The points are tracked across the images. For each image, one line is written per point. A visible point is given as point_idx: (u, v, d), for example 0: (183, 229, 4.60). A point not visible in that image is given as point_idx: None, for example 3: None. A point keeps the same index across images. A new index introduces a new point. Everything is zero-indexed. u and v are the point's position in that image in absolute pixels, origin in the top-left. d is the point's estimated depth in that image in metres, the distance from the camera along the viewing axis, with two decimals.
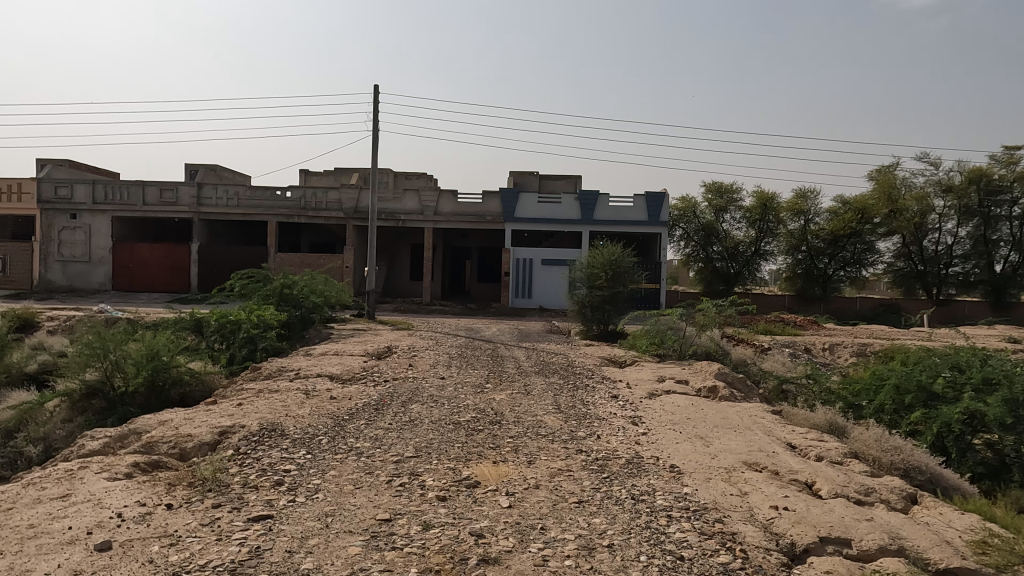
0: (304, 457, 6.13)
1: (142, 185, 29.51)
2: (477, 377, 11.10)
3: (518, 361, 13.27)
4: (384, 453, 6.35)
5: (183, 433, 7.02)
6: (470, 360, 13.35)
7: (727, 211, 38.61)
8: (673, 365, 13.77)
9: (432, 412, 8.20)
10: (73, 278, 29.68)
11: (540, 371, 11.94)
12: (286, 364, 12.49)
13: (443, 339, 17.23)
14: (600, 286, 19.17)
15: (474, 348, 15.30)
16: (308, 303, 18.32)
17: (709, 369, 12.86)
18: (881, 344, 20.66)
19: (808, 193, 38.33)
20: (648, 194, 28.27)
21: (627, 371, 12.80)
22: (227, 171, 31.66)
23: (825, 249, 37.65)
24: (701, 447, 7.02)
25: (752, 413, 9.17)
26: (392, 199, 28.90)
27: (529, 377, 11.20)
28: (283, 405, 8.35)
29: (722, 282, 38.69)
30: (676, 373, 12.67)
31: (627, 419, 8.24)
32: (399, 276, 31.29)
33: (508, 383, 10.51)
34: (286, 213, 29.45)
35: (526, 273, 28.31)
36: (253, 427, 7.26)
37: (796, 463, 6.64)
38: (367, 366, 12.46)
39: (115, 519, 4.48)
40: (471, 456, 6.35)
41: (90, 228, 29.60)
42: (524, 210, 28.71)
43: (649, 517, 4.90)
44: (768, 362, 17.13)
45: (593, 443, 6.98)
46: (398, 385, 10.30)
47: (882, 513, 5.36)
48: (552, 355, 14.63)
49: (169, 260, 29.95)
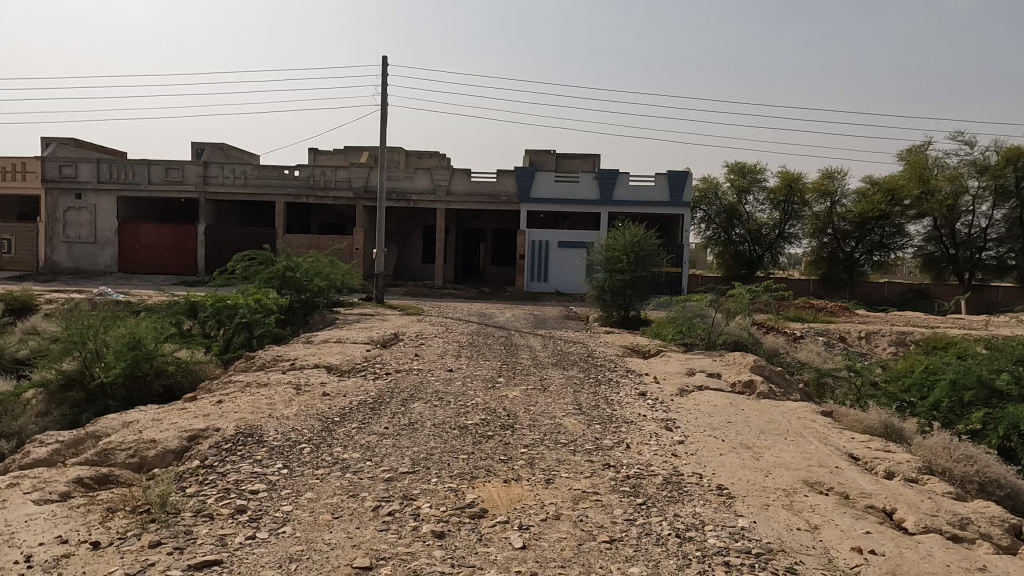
0: (279, 473, 5.13)
1: (147, 164, 28.75)
2: (488, 369, 10.04)
3: (533, 351, 12.24)
4: (374, 468, 5.34)
5: (146, 438, 6.07)
6: (481, 349, 12.27)
7: (750, 192, 37.05)
8: (702, 356, 12.62)
9: (435, 413, 7.16)
10: (79, 259, 29.08)
11: (558, 363, 10.85)
12: (282, 353, 11.52)
13: (454, 325, 16.20)
14: (621, 270, 18.05)
15: (486, 335, 14.27)
16: (312, 286, 17.39)
17: (743, 361, 11.71)
18: (922, 334, 19.28)
19: (834, 173, 36.61)
20: (670, 173, 26.94)
21: (653, 364, 11.67)
22: (234, 150, 30.75)
23: (852, 232, 36.09)
24: (750, 461, 5.92)
25: (800, 415, 8.04)
26: (403, 178, 27.83)
27: (545, 371, 10.12)
28: (268, 404, 7.39)
29: (744, 266, 37.20)
30: (707, 366, 11.52)
31: (659, 423, 7.16)
32: (411, 258, 30.31)
33: (522, 378, 9.43)
34: (294, 193, 28.58)
35: (541, 255, 27.17)
36: (227, 431, 6.28)
37: (867, 483, 5.52)
38: (369, 356, 11.44)
39: (19, 568, 3.51)
40: (477, 473, 5.31)
41: (95, 208, 28.95)
42: (540, 190, 27.52)
43: (699, 566, 3.83)
44: (802, 352, 15.88)
45: (623, 456, 5.91)
46: (401, 378, 9.27)
47: (994, 559, 4.24)
48: (570, 344, 13.56)
49: (175, 241, 29.21)
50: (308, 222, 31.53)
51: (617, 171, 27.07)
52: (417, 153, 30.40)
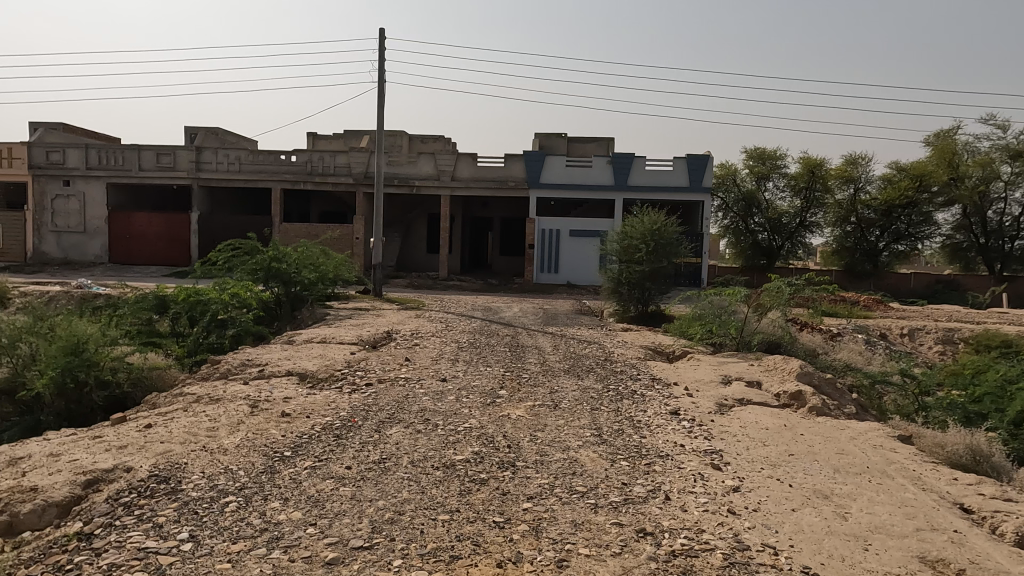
0: (176, 552, 3.61)
1: (137, 149, 27.36)
2: (488, 379, 8.47)
3: (543, 353, 10.71)
4: (316, 541, 3.80)
5: (26, 485, 4.57)
6: (483, 352, 10.70)
7: (769, 178, 35.13)
8: (736, 359, 11.00)
9: (416, 444, 5.62)
10: (68, 249, 27.84)
11: (571, 370, 9.28)
12: (254, 356, 10.02)
13: (455, 321, 14.64)
14: (640, 260, 16.48)
15: (490, 334, 12.73)
16: (301, 279, 15.87)
17: (786, 365, 10.07)
18: (970, 331, 17.52)
19: (858, 159, 34.58)
20: (690, 157, 25.20)
21: (681, 369, 10.07)
22: (229, 134, 29.26)
23: (878, 220, 34.03)
24: (836, 523, 4.32)
25: (877, 441, 6.42)
26: (406, 163, 26.24)
27: (556, 380, 8.54)
28: (208, 430, 5.89)
29: (764, 256, 35.44)
30: (744, 372, 9.92)
31: (704, 457, 5.58)
32: (415, 248, 28.83)
33: (528, 391, 7.85)
34: (292, 179, 27.14)
35: (552, 245, 25.57)
36: (137, 475, 4.76)
37: (1010, 562, 3.92)
38: (352, 360, 9.90)
39: None
40: (459, 548, 3.76)
41: (84, 196, 27.65)
42: (551, 175, 25.88)
43: None
44: (843, 353, 14.18)
45: (663, 515, 4.33)
46: (383, 390, 7.76)
47: None
48: (585, 344, 11.99)
49: (167, 230, 27.84)
50: (308, 210, 30.07)
51: (633, 155, 25.36)
52: (421, 137, 28.68)
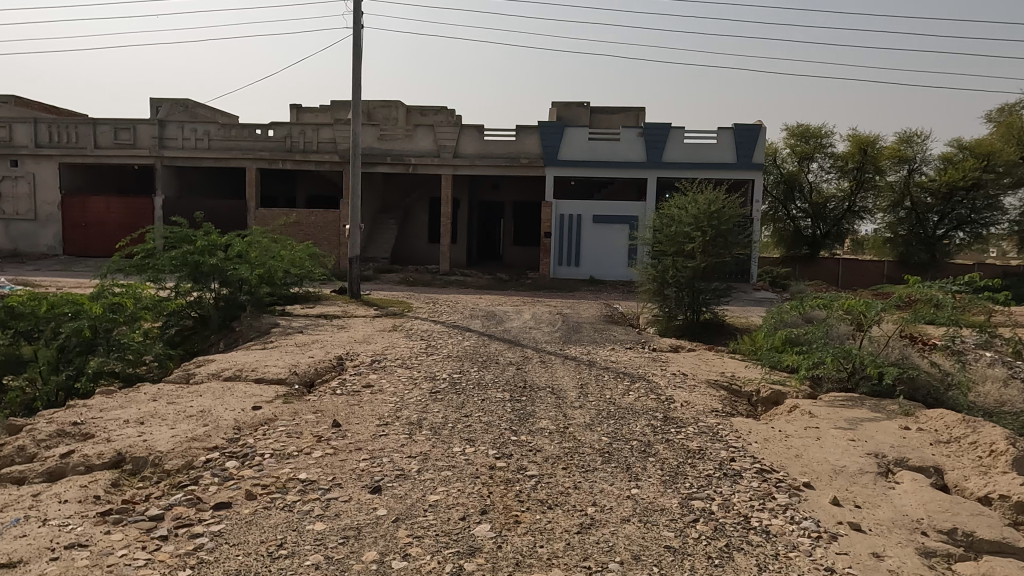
0: None
1: (92, 124, 23.66)
2: (465, 489, 4.46)
3: (559, 405, 6.68)
4: None
5: None
6: (469, 403, 6.71)
7: (813, 158, 30.45)
8: (873, 415, 6.87)
9: None
10: (19, 239, 24.42)
11: (614, 455, 5.23)
12: (91, 416, 6.10)
13: (438, 338, 10.68)
14: (691, 253, 12.42)
15: (484, 363, 8.74)
16: (240, 277, 11.96)
17: (974, 435, 5.91)
18: None
19: (913, 135, 29.36)
20: (737, 127, 20.95)
21: (798, 442, 5.96)
22: (202, 108, 25.54)
23: (936, 205, 28.96)
24: None
25: None
26: (401, 137, 22.15)
27: (592, 491, 4.49)
28: None
29: (806, 245, 31.03)
30: (908, 450, 5.79)
31: None
32: (414, 237, 24.95)
33: (538, 534, 3.83)
34: (268, 158, 23.30)
35: (572, 232, 21.46)
36: None
37: None
38: (246, 426, 5.93)
39: None
40: None
41: (34, 178, 24.06)
42: (571, 150, 21.70)
43: None
44: (986, 387, 9.85)
45: None
46: (238, 532, 3.77)
47: None
48: (625, 381, 7.95)
49: (128, 217, 24.17)
50: (293, 195, 26.23)
51: (669, 126, 21.12)
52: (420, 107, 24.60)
